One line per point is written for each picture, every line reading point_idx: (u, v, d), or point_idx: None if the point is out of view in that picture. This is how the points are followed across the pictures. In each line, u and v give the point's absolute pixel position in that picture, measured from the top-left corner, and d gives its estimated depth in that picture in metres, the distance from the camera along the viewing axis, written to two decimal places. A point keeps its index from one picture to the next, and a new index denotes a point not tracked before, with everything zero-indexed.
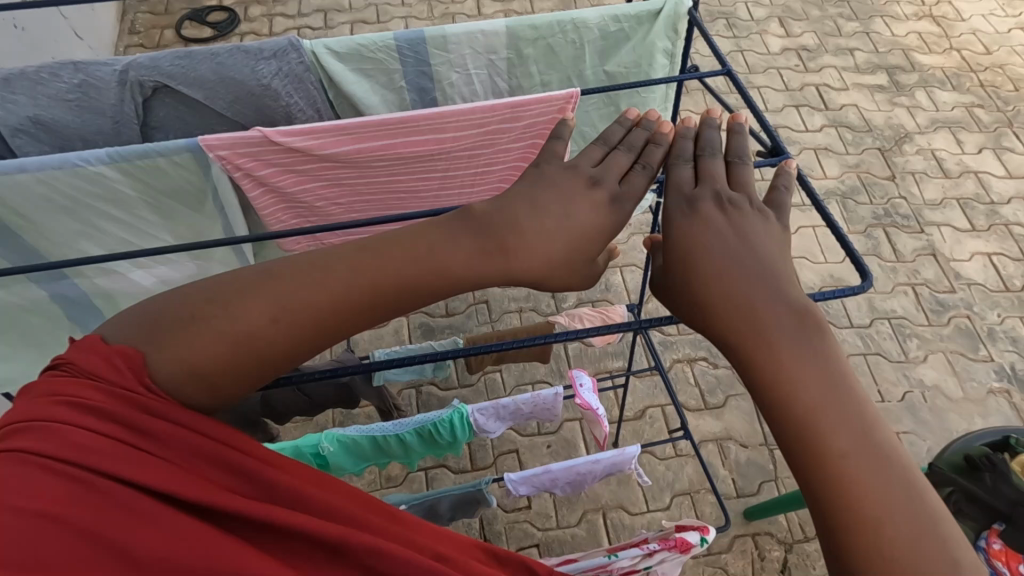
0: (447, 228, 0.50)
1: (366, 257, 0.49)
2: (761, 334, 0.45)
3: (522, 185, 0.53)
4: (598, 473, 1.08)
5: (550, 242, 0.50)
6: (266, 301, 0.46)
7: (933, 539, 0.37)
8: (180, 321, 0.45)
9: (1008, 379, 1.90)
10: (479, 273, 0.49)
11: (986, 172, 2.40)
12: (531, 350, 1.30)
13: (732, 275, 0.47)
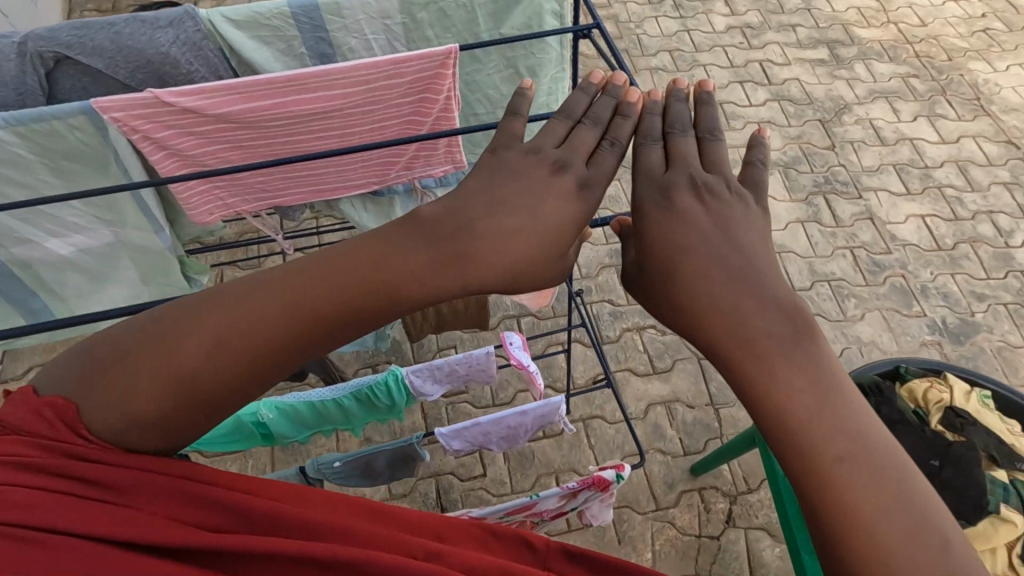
0: (405, 238, 0.50)
1: (332, 267, 0.48)
2: (750, 340, 0.45)
3: (488, 179, 0.53)
4: (529, 425, 1.14)
5: (523, 245, 0.51)
6: (222, 320, 0.46)
7: (925, 539, 0.39)
8: (138, 351, 0.46)
9: (940, 332, 2.00)
10: (454, 282, 0.49)
11: (920, 139, 2.49)
12: (468, 317, 1.34)
13: (720, 283, 0.48)
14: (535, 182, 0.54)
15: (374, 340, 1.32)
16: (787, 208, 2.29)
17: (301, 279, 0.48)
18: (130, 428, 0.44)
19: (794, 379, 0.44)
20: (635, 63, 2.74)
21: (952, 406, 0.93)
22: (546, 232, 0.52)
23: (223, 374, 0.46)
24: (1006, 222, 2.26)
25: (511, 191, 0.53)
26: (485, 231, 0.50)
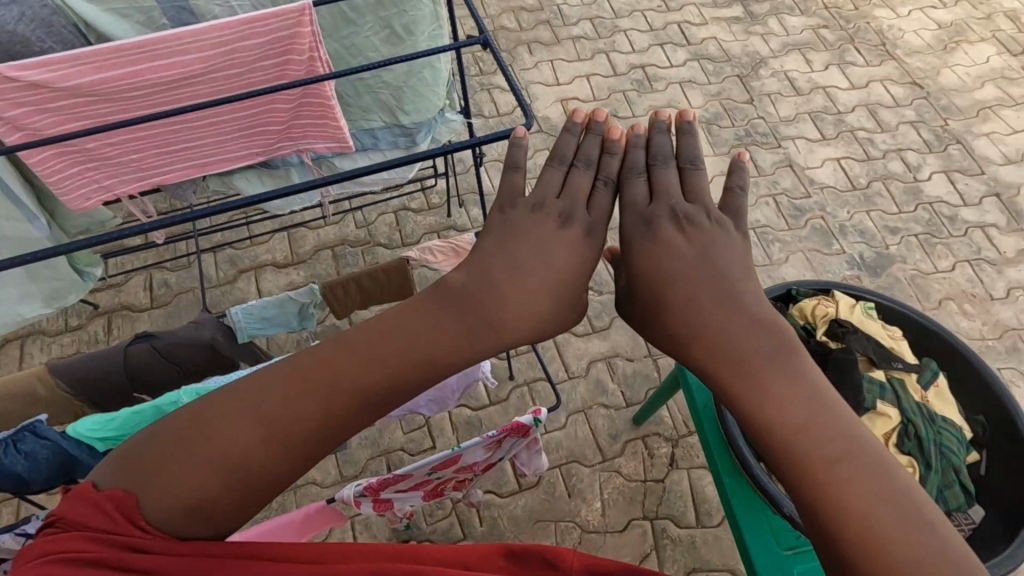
0: (446, 310, 0.62)
1: (400, 330, 0.60)
2: (746, 362, 0.57)
3: (509, 240, 0.69)
4: (454, 384, 1.17)
5: (540, 301, 0.64)
6: (310, 382, 0.58)
7: (916, 523, 0.48)
8: (198, 437, 0.56)
9: (859, 267, 2.11)
10: (487, 346, 0.62)
11: (833, 86, 2.59)
12: (393, 290, 1.34)
13: (709, 311, 0.61)
14: (541, 236, 0.69)
15: (297, 319, 1.31)
16: (711, 163, 2.36)
17: (372, 336, 0.60)
18: (183, 512, 0.54)
19: (777, 389, 0.55)
20: (557, 33, 2.76)
21: (836, 319, 1.01)
22: (550, 283, 0.65)
23: (293, 426, 0.56)
24: (915, 158, 2.38)
25: (527, 253, 0.67)
26: (497, 291, 0.63)
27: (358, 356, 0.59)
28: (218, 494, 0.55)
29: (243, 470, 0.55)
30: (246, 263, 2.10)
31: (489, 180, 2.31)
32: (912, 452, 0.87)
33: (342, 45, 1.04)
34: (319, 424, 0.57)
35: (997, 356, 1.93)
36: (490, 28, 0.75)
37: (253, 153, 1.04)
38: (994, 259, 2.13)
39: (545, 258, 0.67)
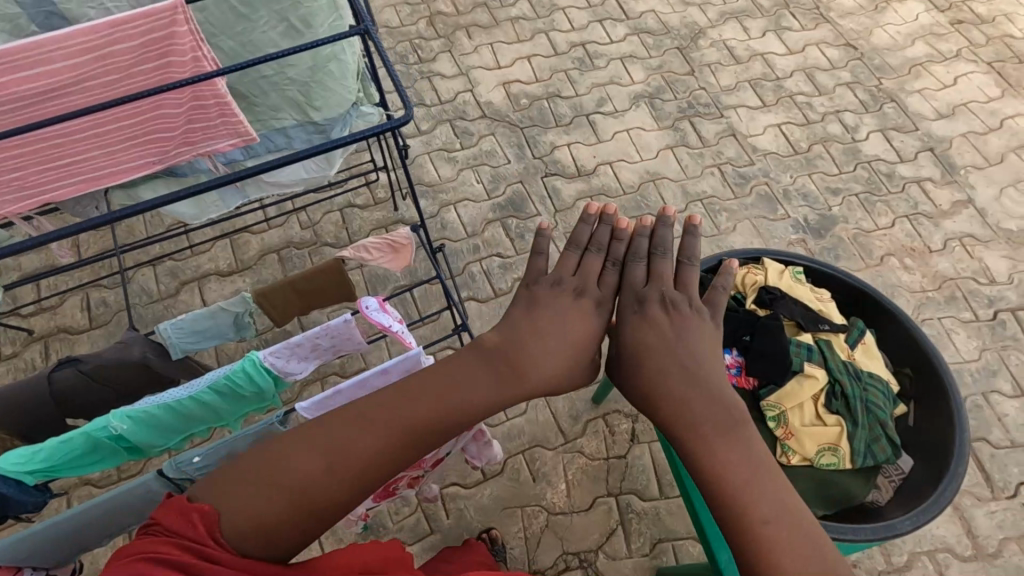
0: (487, 384, 0.86)
1: (465, 409, 0.84)
2: (695, 427, 0.83)
3: (533, 315, 0.95)
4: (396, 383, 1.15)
5: (553, 365, 0.90)
6: (381, 440, 0.80)
7: (812, 555, 0.70)
8: (290, 476, 0.77)
9: (804, 230, 2.15)
10: (510, 398, 0.87)
11: (771, 53, 2.62)
12: (331, 292, 1.31)
13: (676, 377, 0.87)
14: (558, 311, 0.95)
15: (233, 329, 1.27)
16: (656, 137, 2.37)
17: (442, 414, 0.83)
18: (253, 532, 0.74)
19: (724, 451, 0.80)
20: (495, 15, 2.71)
21: (765, 286, 1.03)
22: (562, 366, 0.91)
23: (361, 470, 0.79)
24: (852, 119, 2.42)
25: (545, 332, 0.93)
26: (526, 373, 0.88)
27: (424, 419, 0.82)
28: (296, 516, 0.76)
29: (310, 496, 0.77)
30: (188, 274, 2.03)
31: (434, 170, 2.27)
32: (838, 411, 0.92)
33: (238, 39, 1.08)
34: (382, 467, 0.80)
35: (937, 306, 2.00)
36: (371, 20, 0.81)
37: (152, 161, 1.04)
38: (931, 213, 2.19)
39: (561, 342, 0.92)
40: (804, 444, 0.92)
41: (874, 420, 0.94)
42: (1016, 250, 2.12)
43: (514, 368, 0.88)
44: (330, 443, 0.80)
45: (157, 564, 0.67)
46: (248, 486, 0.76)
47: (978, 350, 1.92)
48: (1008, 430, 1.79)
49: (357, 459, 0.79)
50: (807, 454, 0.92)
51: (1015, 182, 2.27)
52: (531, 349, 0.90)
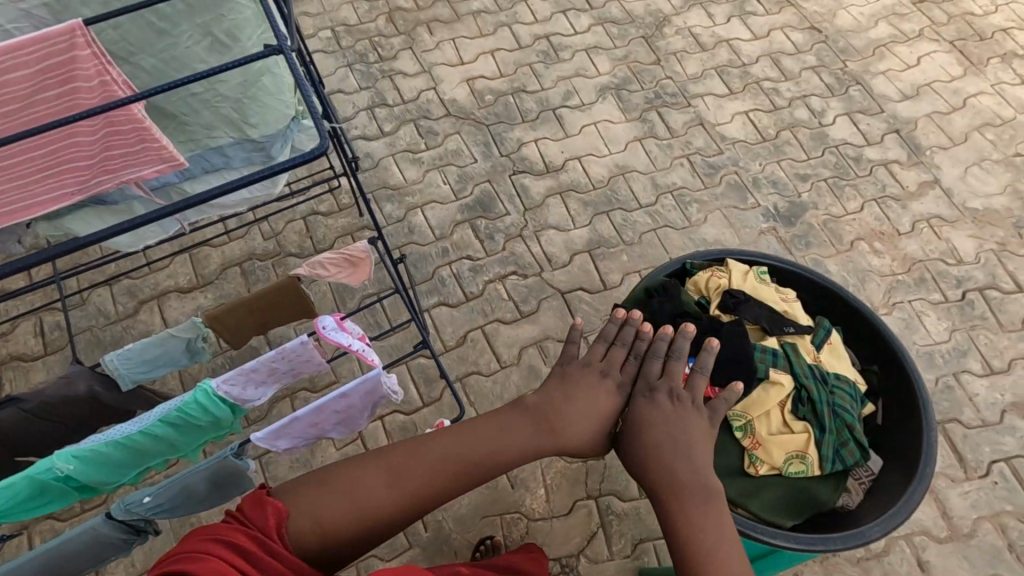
0: (521, 439, 0.94)
1: (492, 462, 0.93)
2: (678, 494, 0.87)
3: (558, 385, 0.99)
4: (358, 403, 1.11)
5: (574, 430, 0.94)
6: (425, 474, 0.91)
7: None
8: (345, 489, 0.90)
9: (774, 218, 2.14)
10: (541, 448, 0.94)
11: (736, 39, 2.59)
12: (288, 310, 1.27)
13: (674, 448, 0.90)
14: (581, 384, 0.98)
15: (186, 355, 1.22)
16: (624, 129, 2.33)
17: (476, 462, 0.93)
18: (316, 531, 0.87)
19: (700, 521, 0.85)
20: (456, 9, 2.64)
21: (728, 290, 1.05)
22: (594, 431, 0.95)
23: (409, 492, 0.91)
24: (819, 103, 2.41)
25: (567, 396, 0.97)
26: (558, 433, 0.94)
27: (463, 461, 0.92)
28: (347, 527, 0.88)
29: (366, 510, 0.89)
30: (146, 293, 1.95)
31: (399, 172, 2.21)
32: (804, 416, 0.94)
33: (160, 58, 1.03)
34: (427, 493, 0.91)
35: (907, 289, 2.00)
36: (286, 38, 0.76)
37: (70, 193, 0.97)
38: (898, 195, 2.20)
39: (592, 408, 0.96)
40: (772, 452, 0.93)
41: (843, 425, 0.96)
42: (983, 229, 2.13)
43: (547, 426, 0.95)
44: (381, 475, 0.91)
45: (225, 542, 0.80)
46: (313, 494, 0.89)
47: (948, 331, 1.93)
48: (980, 409, 1.80)
49: (402, 489, 0.90)
50: (776, 463, 0.94)
51: (980, 161, 2.28)
52: (565, 409, 0.96)
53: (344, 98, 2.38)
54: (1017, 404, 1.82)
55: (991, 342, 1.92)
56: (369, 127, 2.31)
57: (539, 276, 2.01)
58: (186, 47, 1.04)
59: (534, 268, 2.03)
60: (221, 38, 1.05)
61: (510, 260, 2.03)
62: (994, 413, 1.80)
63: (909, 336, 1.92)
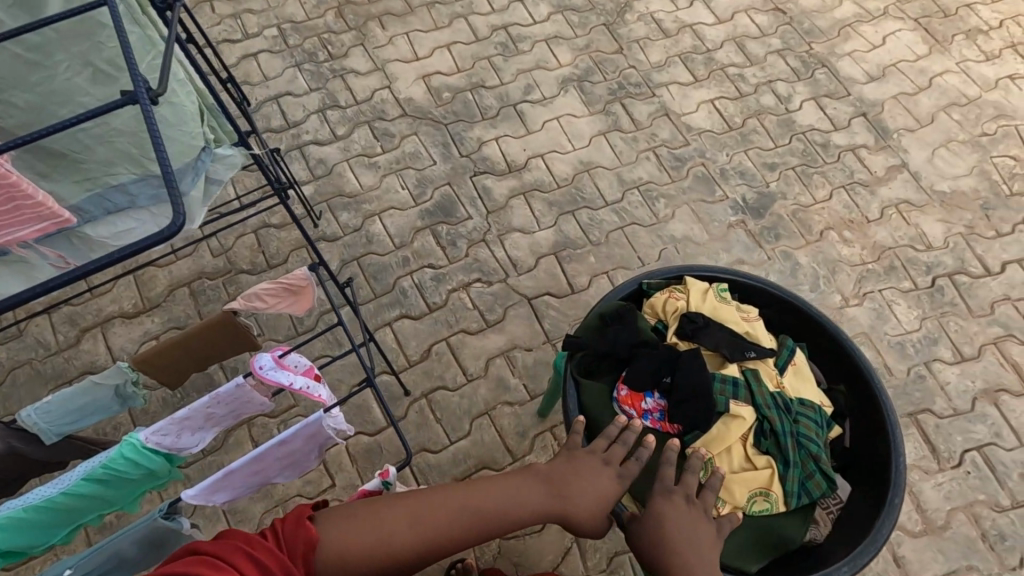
0: (533, 499, 1.02)
1: (501, 522, 1.00)
2: (682, 560, 0.95)
3: (573, 455, 1.06)
4: (301, 447, 1.03)
5: (582, 496, 1.02)
6: (445, 526, 0.97)
7: None
8: (370, 527, 0.94)
9: (743, 211, 2.09)
10: (546, 509, 1.02)
11: (699, 24, 2.51)
12: (227, 345, 1.19)
13: (681, 543, 0.96)
14: (590, 458, 1.06)
15: (118, 401, 1.13)
16: (588, 123, 2.26)
17: (488, 518, 1.00)
18: (335, 559, 0.92)
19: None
20: (409, 1, 2.52)
21: (686, 313, 1.16)
22: (599, 505, 1.02)
23: (430, 538, 0.96)
24: (785, 88, 2.36)
25: (578, 466, 1.05)
26: (568, 498, 1.02)
27: (480, 519, 0.99)
28: (366, 564, 0.93)
29: (386, 549, 0.94)
30: (89, 320, 1.85)
31: (355, 178, 2.11)
32: (768, 451, 1.06)
33: (44, 91, 0.93)
34: (443, 542, 0.97)
35: (877, 278, 1.98)
36: (140, 87, 0.63)
37: None
38: (866, 181, 2.16)
39: (601, 487, 1.03)
40: (734, 490, 1.04)
41: (808, 454, 1.06)
42: (951, 213, 2.11)
43: (559, 492, 1.02)
44: (406, 517, 0.96)
45: (247, 558, 0.87)
46: (340, 526, 0.94)
47: (918, 320, 1.91)
48: (951, 398, 1.79)
49: (422, 534, 0.96)
50: (737, 500, 1.04)
51: (947, 142, 2.25)
52: (576, 482, 1.03)
53: (294, 101, 2.26)
54: (987, 390, 1.81)
55: (961, 328, 1.90)
56: (321, 131, 2.20)
57: (504, 282, 1.94)
58: (67, 79, 0.94)
59: (500, 274, 1.96)
60: (104, 67, 0.96)
61: (473, 266, 1.96)
62: (965, 402, 1.79)
63: (880, 326, 1.90)
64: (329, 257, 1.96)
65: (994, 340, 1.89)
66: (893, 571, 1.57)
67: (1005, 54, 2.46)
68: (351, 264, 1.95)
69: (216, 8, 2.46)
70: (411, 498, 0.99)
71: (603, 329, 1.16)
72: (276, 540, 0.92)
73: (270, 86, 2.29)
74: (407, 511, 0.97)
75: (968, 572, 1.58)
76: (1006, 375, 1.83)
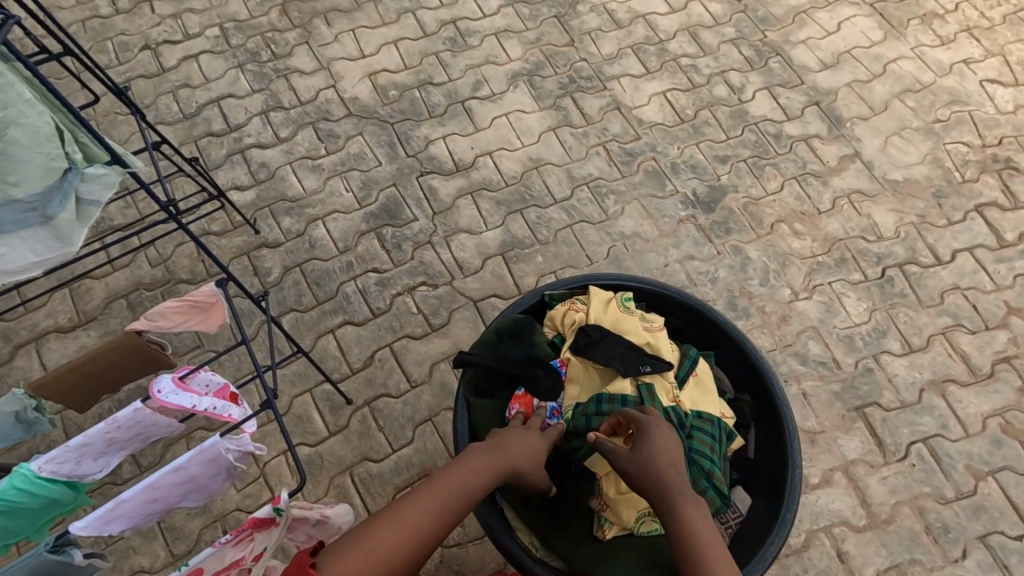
0: (481, 468, 1.05)
1: (467, 501, 1.02)
2: (670, 478, 1.02)
3: (498, 432, 1.13)
4: (202, 471, 1.01)
5: (525, 451, 1.09)
6: (424, 521, 0.96)
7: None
8: (349, 543, 0.91)
9: (693, 205, 2.07)
10: (496, 472, 1.06)
11: (652, 13, 2.46)
12: (137, 364, 1.15)
13: (671, 463, 1.04)
14: (516, 428, 1.13)
15: (21, 425, 1.10)
16: (537, 119, 2.21)
17: (455, 504, 1.00)
18: None
19: (687, 501, 1.00)
20: None
21: (582, 327, 1.24)
22: (540, 454, 1.11)
23: (417, 536, 0.95)
24: (738, 78, 2.32)
25: (509, 436, 1.11)
26: (513, 459, 1.08)
27: (444, 502, 0.99)
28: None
29: (380, 563, 0.90)
30: (24, 336, 1.80)
31: (298, 182, 2.06)
32: None
33: None
34: (428, 535, 0.96)
35: (827, 271, 1.96)
36: None
37: None
38: (819, 171, 2.14)
39: (536, 440, 1.12)
40: (621, 510, 1.14)
41: (701, 470, 1.12)
42: (904, 202, 2.09)
43: (504, 457, 1.07)
44: (383, 535, 0.92)
45: None
46: (330, 560, 0.88)
47: (868, 312, 1.90)
48: (899, 391, 1.79)
49: (404, 543, 0.93)
50: (624, 519, 1.14)
51: (900, 130, 2.22)
52: (513, 442, 1.10)
53: (236, 103, 2.21)
54: (934, 381, 1.80)
55: (910, 320, 1.89)
56: (264, 134, 2.15)
57: (450, 285, 1.91)
58: None
59: (445, 277, 1.92)
60: None
61: (418, 269, 1.92)
62: (912, 394, 1.78)
63: (828, 320, 1.89)
64: (272, 263, 1.93)
65: (942, 330, 1.88)
66: (836, 568, 1.57)
67: (961, 38, 2.43)
68: (293, 270, 1.92)
69: (155, 8, 2.39)
70: (374, 522, 0.95)
71: (499, 343, 1.25)
72: None
73: (211, 88, 2.23)
74: (381, 524, 0.94)
75: (911, 566, 1.58)
76: (953, 366, 1.83)
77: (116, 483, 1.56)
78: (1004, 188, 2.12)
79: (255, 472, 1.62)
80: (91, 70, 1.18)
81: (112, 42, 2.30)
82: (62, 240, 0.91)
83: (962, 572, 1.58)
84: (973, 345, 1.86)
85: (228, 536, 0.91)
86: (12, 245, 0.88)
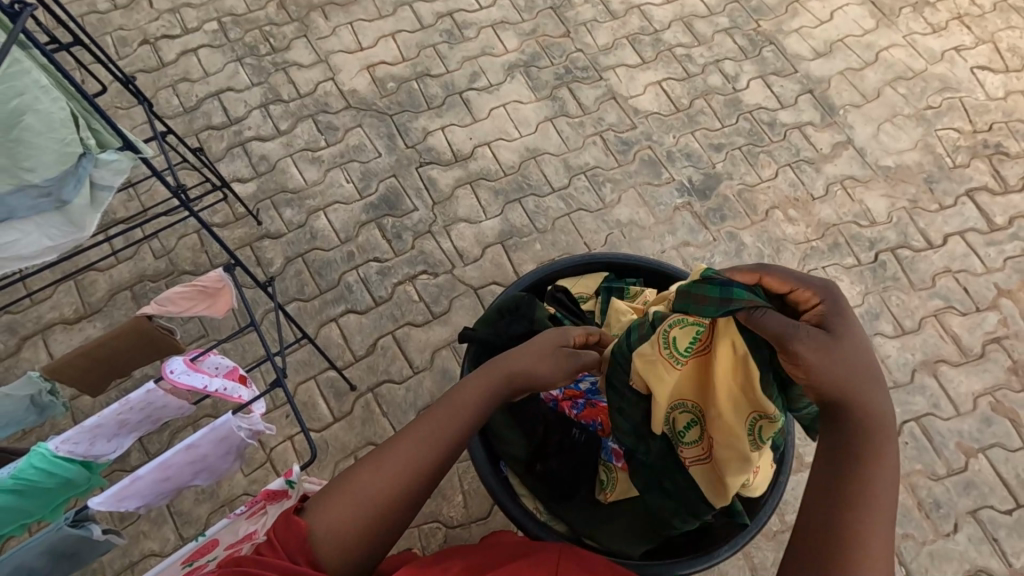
0: (473, 388, 1.02)
1: (462, 424, 0.99)
2: (860, 402, 0.84)
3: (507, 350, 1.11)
4: (215, 448, 1.04)
5: (523, 360, 1.05)
6: (413, 454, 0.96)
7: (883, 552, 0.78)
8: (351, 488, 0.93)
9: (688, 193, 2.10)
10: (492, 388, 1.03)
11: (647, 4, 2.48)
12: (145, 347, 1.18)
13: (863, 376, 0.84)
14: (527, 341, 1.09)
15: (35, 410, 1.12)
16: (533, 110, 2.24)
17: (447, 430, 0.98)
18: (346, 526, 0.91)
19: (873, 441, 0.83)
20: None
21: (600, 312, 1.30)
22: (541, 356, 1.06)
23: (406, 473, 0.94)
24: (732, 68, 2.35)
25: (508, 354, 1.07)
26: (509, 374, 1.04)
27: (432, 430, 0.98)
28: (361, 521, 0.92)
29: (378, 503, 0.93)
30: (29, 328, 1.83)
31: (298, 174, 2.08)
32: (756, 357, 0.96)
33: None
34: (424, 464, 0.96)
35: (820, 256, 2.00)
36: None
37: None
38: (813, 158, 2.17)
39: (538, 348, 1.06)
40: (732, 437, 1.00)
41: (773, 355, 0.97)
42: (895, 187, 2.12)
43: (499, 374, 1.04)
44: (373, 475, 0.93)
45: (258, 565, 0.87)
46: (330, 513, 0.91)
47: (861, 295, 1.94)
48: (892, 371, 1.83)
49: (394, 479, 0.94)
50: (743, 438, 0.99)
51: (892, 117, 2.25)
52: (508, 359, 1.05)
53: (235, 97, 2.22)
54: (927, 361, 1.84)
55: (901, 302, 1.93)
56: (264, 127, 2.17)
57: (450, 274, 1.94)
58: None
59: (445, 266, 1.95)
60: None
61: (419, 259, 1.95)
62: (905, 373, 1.82)
63: None
64: (274, 255, 1.95)
65: (934, 312, 1.92)
66: None
67: (952, 26, 2.45)
68: (295, 260, 1.94)
69: (153, 2, 2.40)
70: (370, 461, 0.95)
71: (500, 320, 1.28)
72: (274, 548, 0.89)
73: (209, 82, 2.25)
74: (372, 462, 0.95)
75: (904, 540, 1.63)
76: (944, 347, 1.86)
77: (124, 469, 1.59)
78: (994, 173, 2.16)
79: (260, 458, 1.65)
80: (99, 61, 1.20)
81: (110, 37, 2.32)
82: (73, 224, 0.94)
83: (953, 545, 1.63)
84: (964, 326, 1.90)
85: (242, 508, 0.94)
86: (26, 230, 0.92)
